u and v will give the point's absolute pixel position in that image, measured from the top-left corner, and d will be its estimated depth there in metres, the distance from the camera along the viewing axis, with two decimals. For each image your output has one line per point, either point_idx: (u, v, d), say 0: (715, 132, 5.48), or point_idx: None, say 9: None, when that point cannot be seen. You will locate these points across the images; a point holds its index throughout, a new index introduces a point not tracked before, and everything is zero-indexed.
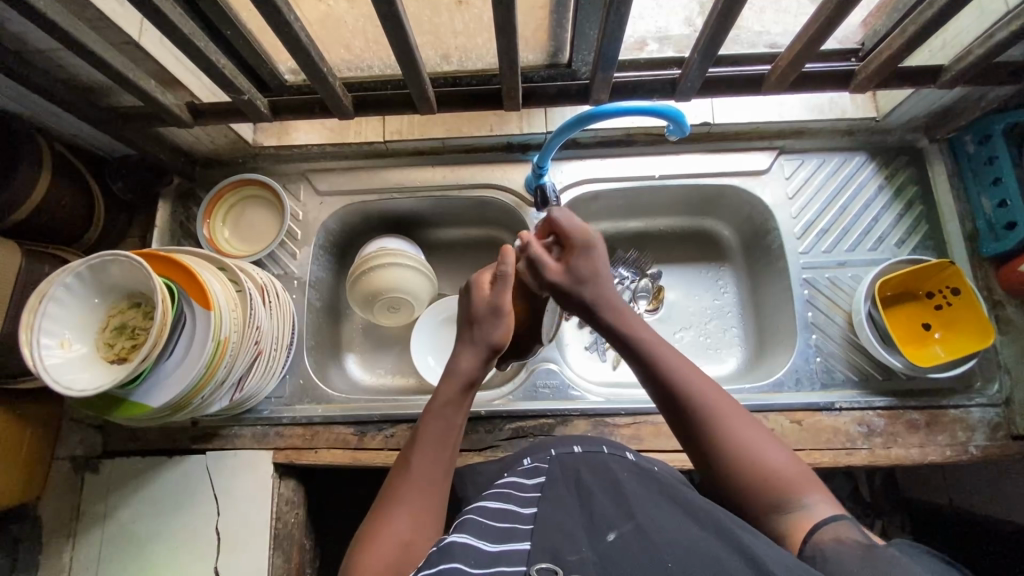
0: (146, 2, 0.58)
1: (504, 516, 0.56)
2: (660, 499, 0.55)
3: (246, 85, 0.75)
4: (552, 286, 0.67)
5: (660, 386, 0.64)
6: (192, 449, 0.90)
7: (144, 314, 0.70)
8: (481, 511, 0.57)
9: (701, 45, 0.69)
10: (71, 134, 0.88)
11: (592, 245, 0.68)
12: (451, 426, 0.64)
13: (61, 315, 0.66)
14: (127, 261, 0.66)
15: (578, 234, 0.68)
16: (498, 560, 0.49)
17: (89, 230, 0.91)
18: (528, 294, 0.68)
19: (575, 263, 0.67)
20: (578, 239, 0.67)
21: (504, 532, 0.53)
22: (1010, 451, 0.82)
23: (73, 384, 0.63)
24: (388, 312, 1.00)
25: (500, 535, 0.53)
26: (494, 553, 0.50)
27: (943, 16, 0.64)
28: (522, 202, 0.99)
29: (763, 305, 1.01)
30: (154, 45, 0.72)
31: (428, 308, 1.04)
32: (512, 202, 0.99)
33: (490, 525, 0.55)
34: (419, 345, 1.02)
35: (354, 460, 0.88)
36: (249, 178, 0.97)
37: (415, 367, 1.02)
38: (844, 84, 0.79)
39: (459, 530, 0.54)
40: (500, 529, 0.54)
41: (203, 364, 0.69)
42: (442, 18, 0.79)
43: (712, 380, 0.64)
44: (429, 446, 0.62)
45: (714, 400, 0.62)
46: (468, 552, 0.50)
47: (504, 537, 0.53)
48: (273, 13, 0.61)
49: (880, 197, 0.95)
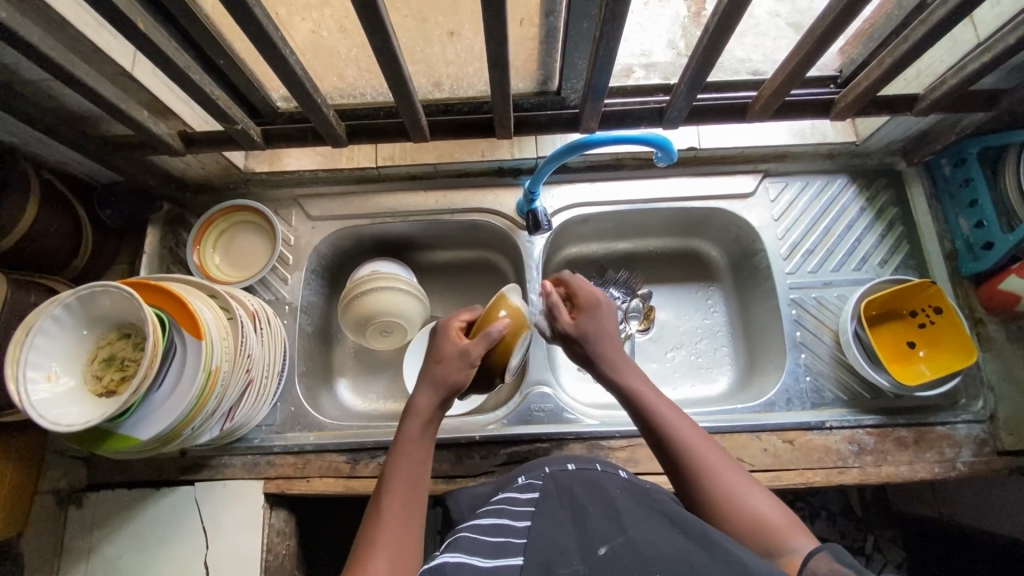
0: (141, 37, 0.58)
1: (497, 530, 0.56)
2: (649, 513, 0.56)
3: (240, 115, 0.75)
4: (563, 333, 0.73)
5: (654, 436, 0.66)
6: (181, 480, 0.88)
7: (134, 345, 0.69)
8: (475, 528, 0.58)
9: (688, 75, 0.71)
10: (60, 161, 0.87)
11: (600, 302, 0.74)
12: (418, 464, 0.64)
13: (49, 349, 0.65)
14: (118, 291, 0.65)
15: (587, 293, 0.74)
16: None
17: (76, 257, 0.90)
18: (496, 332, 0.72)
19: (585, 321, 0.72)
20: (585, 296, 0.74)
21: (498, 545, 0.54)
22: (997, 467, 0.84)
23: (60, 419, 0.62)
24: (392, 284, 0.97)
25: (496, 549, 0.53)
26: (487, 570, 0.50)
27: (918, 49, 0.66)
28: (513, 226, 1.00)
29: (753, 325, 1.02)
30: (148, 75, 0.72)
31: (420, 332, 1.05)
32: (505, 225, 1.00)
33: (485, 541, 0.55)
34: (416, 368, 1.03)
35: (346, 489, 0.86)
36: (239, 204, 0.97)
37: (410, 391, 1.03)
38: (826, 112, 0.81)
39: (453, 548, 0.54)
40: (494, 544, 0.54)
41: (193, 396, 0.69)
42: (433, 47, 0.82)
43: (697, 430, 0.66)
44: (400, 494, 0.62)
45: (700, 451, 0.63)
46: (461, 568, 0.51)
47: (501, 552, 0.53)
48: (270, 48, 0.61)
49: (863, 218, 0.97)
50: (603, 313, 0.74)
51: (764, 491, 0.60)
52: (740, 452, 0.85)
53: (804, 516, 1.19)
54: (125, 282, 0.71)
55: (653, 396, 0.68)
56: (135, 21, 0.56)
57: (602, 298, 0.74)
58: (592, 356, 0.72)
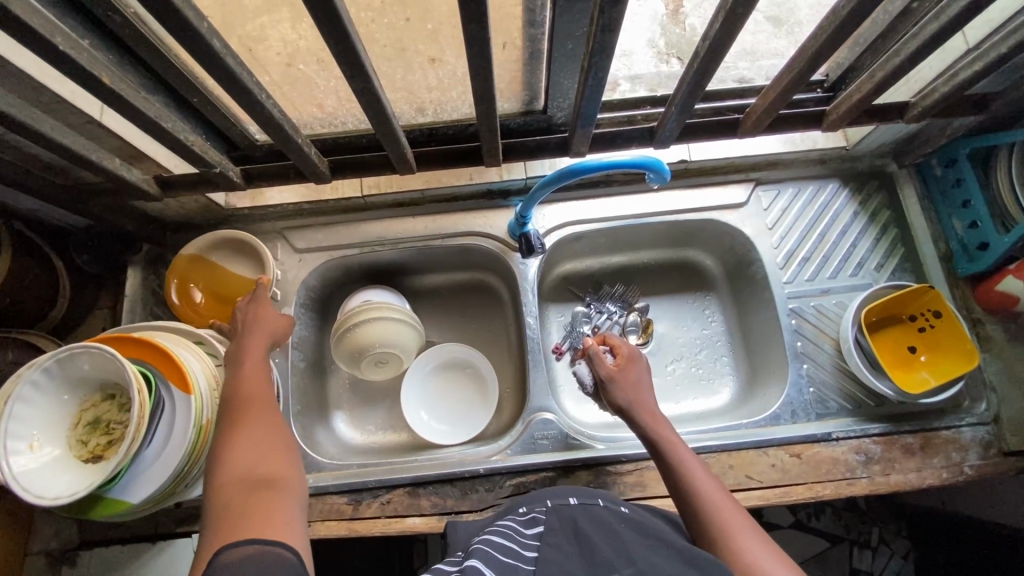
0: (106, 91, 0.55)
1: (506, 551, 0.56)
2: (659, 548, 0.57)
3: (217, 157, 0.73)
4: (603, 379, 0.80)
5: (676, 482, 0.69)
6: (178, 532, 0.85)
7: (119, 406, 0.66)
8: (487, 543, 0.59)
9: (679, 99, 0.69)
10: (31, 210, 0.83)
11: (638, 358, 0.83)
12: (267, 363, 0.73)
13: (29, 416, 0.62)
14: (99, 352, 0.62)
15: (626, 349, 0.84)
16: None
17: (54, 308, 0.86)
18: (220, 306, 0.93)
19: (625, 368, 0.81)
20: (626, 351, 0.83)
21: (507, 565, 0.54)
22: (1004, 468, 0.83)
23: (46, 492, 0.59)
24: (245, 263, 0.94)
25: (506, 566, 0.54)
26: None
27: (910, 64, 0.65)
28: (258, 247, 0.91)
29: (752, 335, 1.01)
30: (117, 123, 0.69)
31: (416, 359, 1.02)
32: (250, 245, 0.92)
33: (496, 556, 0.55)
34: (411, 401, 1.01)
35: (351, 532, 0.84)
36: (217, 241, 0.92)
37: (408, 423, 1.00)
38: (817, 123, 0.80)
39: (467, 559, 0.56)
40: (503, 562, 0.54)
41: (185, 450, 0.66)
42: (415, 74, 0.79)
43: (722, 488, 0.67)
44: (252, 395, 0.66)
45: (721, 505, 0.65)
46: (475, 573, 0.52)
47: (511, 569, 0.54)
48: (245, 95, 0.59)
49: (856, 223, 0.97)
50: (642, 377, 0.81)
51: (785, 563, 0.59)
52: (747, 469, 0.84)
53: (810, 513, 1.21)
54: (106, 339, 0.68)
55: (681, 448, 0.72)
56: (100, 75, 0.53)
57: (641, 354, 0.84)
58: (631, 409, 0.77)
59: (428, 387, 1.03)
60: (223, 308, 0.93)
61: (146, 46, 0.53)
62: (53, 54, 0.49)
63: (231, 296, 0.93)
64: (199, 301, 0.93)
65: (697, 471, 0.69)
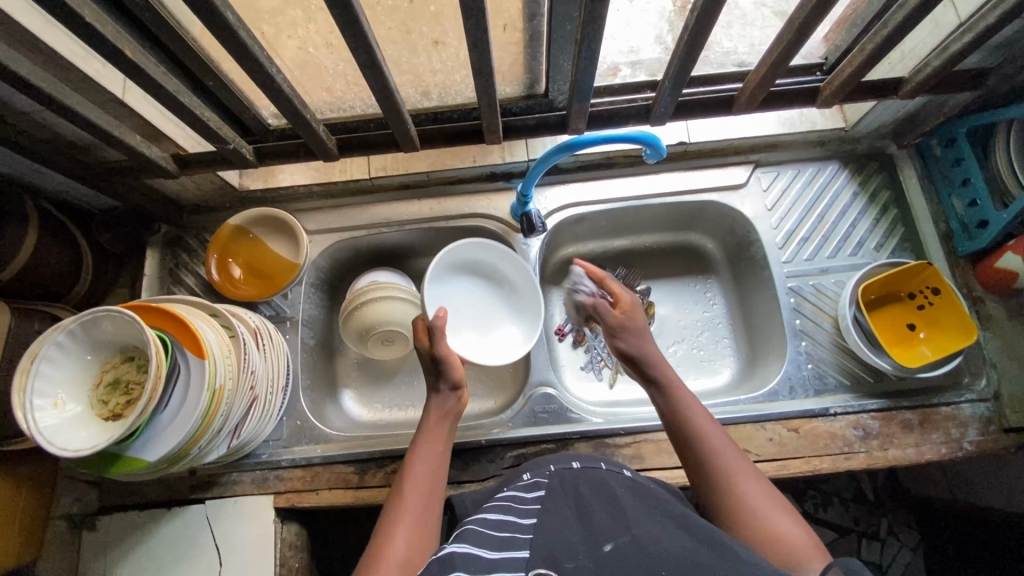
0: (127, 66, 0.58)
1: (502, 526, 0.58)
2: (653, 512, 0.58)
3: (231, 135, 0.76)
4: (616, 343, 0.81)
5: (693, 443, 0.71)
6: (191, 498, 0.89)
7: (138, 367, 0.70)
8: (480, 521, 0.60)
9: (672, 72, 0.70)
10: (57, 188, 0.88)
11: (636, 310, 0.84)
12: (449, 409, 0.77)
13: (53, 376, 0.65)
14: (119, 316, 0.66)
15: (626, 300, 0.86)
16: (496, 567, 0.52)
17: (78, 283, 0.91)
18: (259, 279, 0.96)
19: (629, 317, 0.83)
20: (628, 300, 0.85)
21: (504, 540, 0.56)
22: (1003, 444, 0.83)
23: (68, 445, 0.62)
24: (282, 238, 0.97)
25: (502, 543, 0.56)
26: (494, 559, 0.53)
27: (900, 33, 0.66)
28: (294, 226, 0.94)
29: (751, 314, 1.02)
30: (137, 100, 0.73)
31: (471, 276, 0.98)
32: (287, 224, 0.95)
33: (490, 534, 0.57)
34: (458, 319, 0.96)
35: (355, 499, 0.87)
36: (258, 216, 0.95)
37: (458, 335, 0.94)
38: (811, 101, 0.82)
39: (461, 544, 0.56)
40: (499, 537, 0.57)
41: (199, 412, 0.68)
42: (419, 57, 0.82)
43: (733, 446, 0.70)
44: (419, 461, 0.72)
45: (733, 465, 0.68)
46: (470, 561, 0.53)
47: (507, 544, 0.56)
48: (257, 70, 0.62)
49: (856, 204, 0.98)
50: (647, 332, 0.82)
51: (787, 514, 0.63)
52: (744, 443, 0.85)
53: (816, 503, 1.18)
54: (127, 306, 0.71)
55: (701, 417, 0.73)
56: (123, 49, 0.57)
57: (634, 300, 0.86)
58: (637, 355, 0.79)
59: (483, 310, 0.99)
60: (260, 283, 0.96)
61: (165, 28, 0.57)
62: (79, 25, 0.53)
63: (268, 271, 0.96)
64: (237, 276, 0.97)
65: (714, 436, 0.71)
